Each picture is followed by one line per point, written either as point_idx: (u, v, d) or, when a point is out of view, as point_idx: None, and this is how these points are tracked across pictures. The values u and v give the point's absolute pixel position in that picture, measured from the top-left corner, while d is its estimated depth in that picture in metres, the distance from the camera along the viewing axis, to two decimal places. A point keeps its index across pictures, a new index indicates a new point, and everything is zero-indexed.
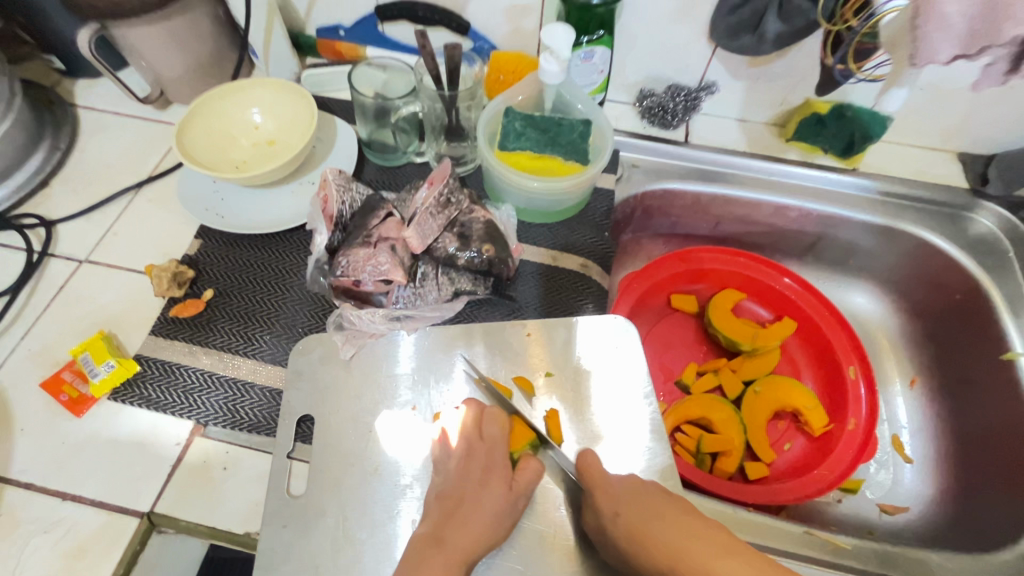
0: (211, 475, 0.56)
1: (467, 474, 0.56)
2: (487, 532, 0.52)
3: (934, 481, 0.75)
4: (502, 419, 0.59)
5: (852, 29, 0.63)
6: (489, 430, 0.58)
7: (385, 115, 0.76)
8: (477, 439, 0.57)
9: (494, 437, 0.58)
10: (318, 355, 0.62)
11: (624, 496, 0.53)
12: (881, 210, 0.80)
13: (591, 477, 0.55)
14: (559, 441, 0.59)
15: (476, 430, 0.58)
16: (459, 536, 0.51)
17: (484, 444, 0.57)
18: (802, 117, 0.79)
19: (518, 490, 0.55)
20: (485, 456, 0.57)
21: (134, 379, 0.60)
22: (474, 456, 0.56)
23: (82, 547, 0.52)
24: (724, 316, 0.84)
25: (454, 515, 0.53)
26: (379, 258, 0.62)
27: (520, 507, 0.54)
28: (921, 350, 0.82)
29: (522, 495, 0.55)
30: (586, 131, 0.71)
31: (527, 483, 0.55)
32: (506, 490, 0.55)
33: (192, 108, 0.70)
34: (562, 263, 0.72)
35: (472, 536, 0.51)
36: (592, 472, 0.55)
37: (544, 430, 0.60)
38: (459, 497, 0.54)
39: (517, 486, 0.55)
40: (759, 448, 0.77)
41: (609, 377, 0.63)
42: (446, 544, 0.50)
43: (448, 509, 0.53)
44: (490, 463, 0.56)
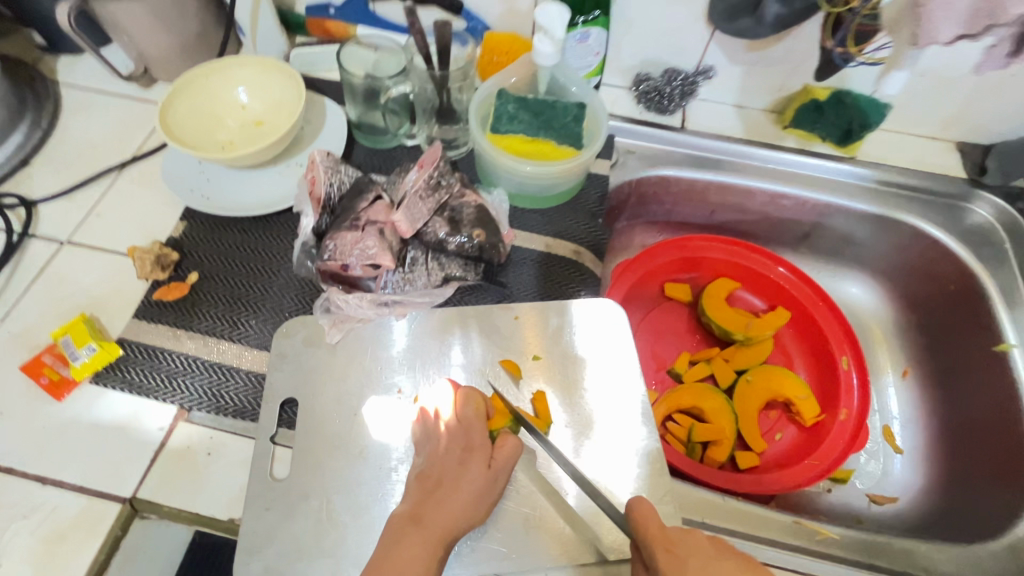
0: (195, 460, 0.55)
1: (445, 453, 0.54)
2: (466, 511, 0.51)
3: (923, 471, 0.75)
4: (478, 399, 0.57)
5: (853, 9, 0.63)
6: (468, 410, 0.56)
7: (374, 96, 0.74)
8: (456, 420, 0.56)
9: (471, 417, 0.56)
10: (303, 337, 0.61)
11: (689, 559, 0.46)
12: (877, 199, 0.79)
13: (648, 531, 0.48)
14: (547, 426, 0.58)
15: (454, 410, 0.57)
16: (439, 514, 0.50)
17: (463, 424, 0.55)
18: (800, 103, 0.78)
19: (495, 468, 0.53)
20: (463, 437, 0.54)
21: (116, 363, 0.59)
22: (453, 436, 0.55)
23: (63, 531, 0.51)
24: (717, 305, 0.83)
25: (433, 495, 0.51)
26: (367, 242, 0.60)
27: (499, 485, 0.53)
28: (913, 341, 0.82)
29: (500, 474, 0.53)
30: (580, 115, 0.69)
31: (505, 462, 0.53)
32: (483, 469, 0.53)
33: (176, 86, 0.68)
34: (555, 249, 0.71)
35: (451, 513, 0.50)
36: (648, 526, 0.48)
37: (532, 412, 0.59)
38: (438, 477, 0.52)
39: (494, 465, 0.53)
40: (750, 438, 0.77)
41: (599, 365, 0.62)
42: (424, 523, 0.49)
43: (426, 490, 0.52)
44: (469, 442, 0.54)
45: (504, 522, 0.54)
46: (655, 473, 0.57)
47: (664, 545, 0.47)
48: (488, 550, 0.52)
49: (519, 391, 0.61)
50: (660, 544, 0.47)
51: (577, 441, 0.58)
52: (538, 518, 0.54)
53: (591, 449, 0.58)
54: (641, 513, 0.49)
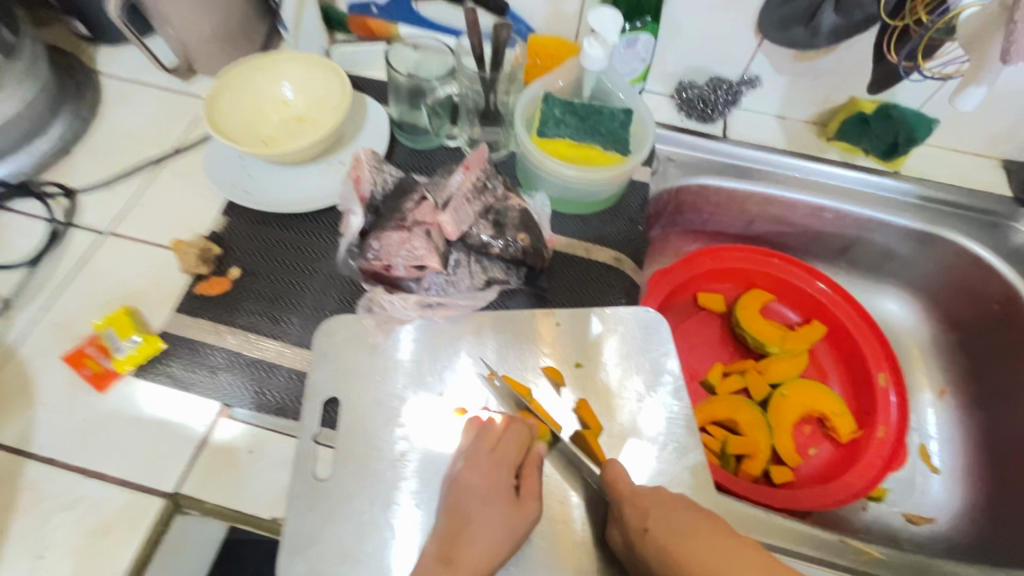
0: (237, 458, 0.54)
1: (475, 490, 0.52)
2: (496, 547, 0.50)
3: (963, 492, 0.74)
4: (521, 435, 0.55)
5: (921, 23, 0.63)
6: (500, 441, 0.55)
7: (420, 96, 0.73)
8: (486, 454, 0.54)
9: (506, 450, 0.54)
10: (345, 336, 0.60)
11: (652, 508, 0.51)
12: (921, 215, 0.78)
13: (617, 487, 0.52)
14: (596, 429, 0.58)
15: (486, 442, 0.55)
16: (471, 552, 0.50)
17: (494, 458, 0.54)
18: (846, 116, 0.77)
19: (524, 503, 0.52)
20: (491, 472, 0.53)
21: (158, 356, 0.58)
22: (483, 471, 0.53)
23: (105, 525, 0.51)
24: (753, 316, 0.82)
25: (463, 534, 0.50)
26: (414, 243, 0.60)
27: (529, 521, 0.52)
28: (952, 360, 0.81)
29: (528, 510, 0.52)
30: (627, 121, 0.68)
31: (533, 496, 0.53)
32: (511, 505, 0.52)
33: (222, 80, 0.68)
34: (595, 255, 0.70)
35: (482, 549, 0.50)
36: (620, 483, 0.52)
37: (578, 421, 0.59)
38: (467, 514, 0.51)
39: (523, 498, 0.53)
40: (785, 453, 0.76)
41: (633, 371, 0.62)
42: (456, 563, 0.49)
43: (455, 528, 0.51)
44: (499, 476, 0.53)
45: (548, 529, 0.54)
46: (700, 486, 0.57)
47: (631, 498, 0.52)
48: (529, 557, 0.52)
49: (561, 398, 0.60)
50: (627, 497, 0.52)
51: (615, 449, 0.58)
52: (578, 524, 0.54)
53: (631, 455, 0.58)
54: (612, 474, 0.53)
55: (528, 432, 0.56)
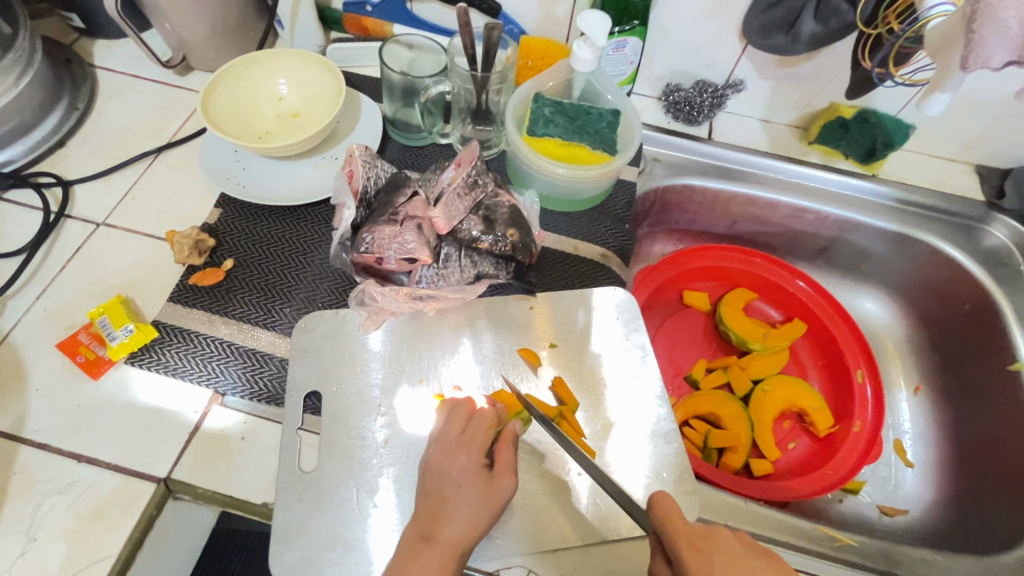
0: (229, 445, 0.56)
1: (448, 470, 0.52)
2: (475, 522, 0.50)
3: (934, 484, 0.77)
4: (489, 418, 0.56)
5: (893, 32, 0.64)
6: (468, 424, 0.56)
7: (413, 94, 0.75)
8: (455, 436, 0.54)
9: (477, 429, 0.55)
10: (320, 333, 0.62)
11: (717, 556, 0.43)
12: (897, 217, 0.80)
13: (671, 525, 0.45)
14: (574, 405, 0.61)
15: (454, 426, 0.55)
16: (450, 527, 0.49)
17: (463, 439, 0.54)
18: (826, 120, 0.80)
19: (498, 476, 0.52)
20: (461, 451, 0.53)
21: (152, 344, 0.59)
22: (453, 452, 0.53)
23: (98, 508, 0.51)
24: (736, 314, 0.85)
25: (441, 512, 0.50)
26: (405, 237, 0.61)
27: (504, 496, 0.51)
28: (927, 357, 0.84)
29: (501, 484, 0.52)
30: (615, 122, 0.70)
31: (506, 470, 0.52)
32: (483, 481, 0.52)
33: (218, 74, 0.69)
34: (583, 252, 0.72)
35: (461, 525, 0.49)
36: (673, 518, 0.45)
37: (555, 399, 0.61)
38: (442, 492, 0.51)
39: (496, 474, 0.52)
40: (764, 446, 0.78)
41: (614, 360, 0.64)
42: (436, 540, 0.49)
43: (433, 506, 0.51)
44: (468, 454, 0.53)
45: (531, 516, 0.55)
46: (682, 474, 0.58)
47: (689, 540, 0.44)
48: (512, 540, 0.53)
49: (537, 376, 0.62)
50: (685, 537, 0.44)
51: (600, 438, 0.60)
52: (558, 510, 0.55)
53: (614, 445, 0.59)
54: (663, 508, 0.46)
55: (495, 416, 0.56)
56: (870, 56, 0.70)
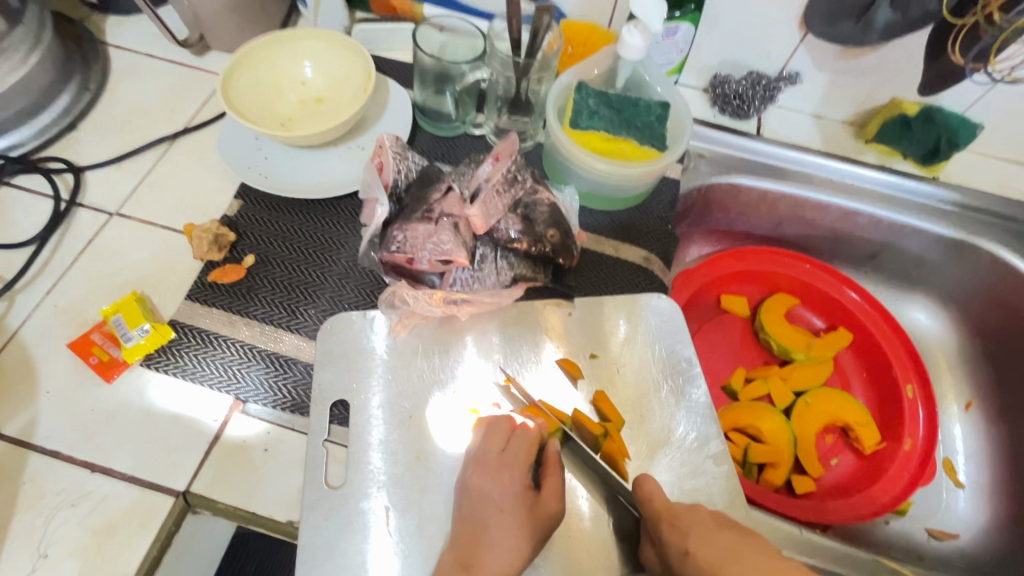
0: (252, 457, 0.52)
1: (489, 495, 0.51)
2: (518, 551, 0.48)
3: (987, 508, 0.73)
4: (533, 436, 0.54)
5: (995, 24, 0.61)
6: (509, 443, 0.54)
7: (446, 80, 0.70)
8: (496, 456, 0.52)
9: (519, 447, 0.53)
10: (348, 336, 0.58)
11: (693, 530, 0.48)
12: (958, 223, 0.75)
13: (651, 505, 0.49)
14: (619, 421, 0.57)
15: (494, 444, 0.53)
16: (491, 556, 0.48)
17: (504, 460, 0.52)
18: (887, 117, 0.74)
19: (541, 500, 0.51)
20: (502, 474, 0.52)
21: (169, 346, 0.55)
22: (493, 474, 0.51)
23: (113, 523, 0.48)
24: (778, 322, 0.81)
25: (481, 540, 0.49)
26: (441, 237, 0.56)
27: (549, 523, 0.50)
28: (981, 372, 0.79)
29: (543, 511, 0.50)
30: (664, 115, 0.65)
31: (550, 494, 0.51)
32: (526, 506, 0.51)
33: (239, 56, 0.64)
34: (624, 254, 0.68)
35: (503, 555, 0.48)
36: (654, 499, 0.50)
37: (595, 413, 0.57)
38: (482, 519, 0.50)
39: (540, 498, 0.51)
40: (808, 463, 0.74)
41: (658, 373, 0.60)
42: (476, 571, 0.47)
43: (472, 534, 0.49)
44: (510, 478, 0.52)
45: (572, 542, 0.51)
46: (732, 497, 0.54)
47: (667, 517, 0.49)
48: (553, 568, 0.50)
49: (577, 389, 0.58)
50: (663, 515, 0.49)
51: (646, 457, 0.56)
52: (597, 535, 0.52)
53: (660, 465, 0.55)
54: (646, 490, 0.50)
55: (539, 433, 0.55)
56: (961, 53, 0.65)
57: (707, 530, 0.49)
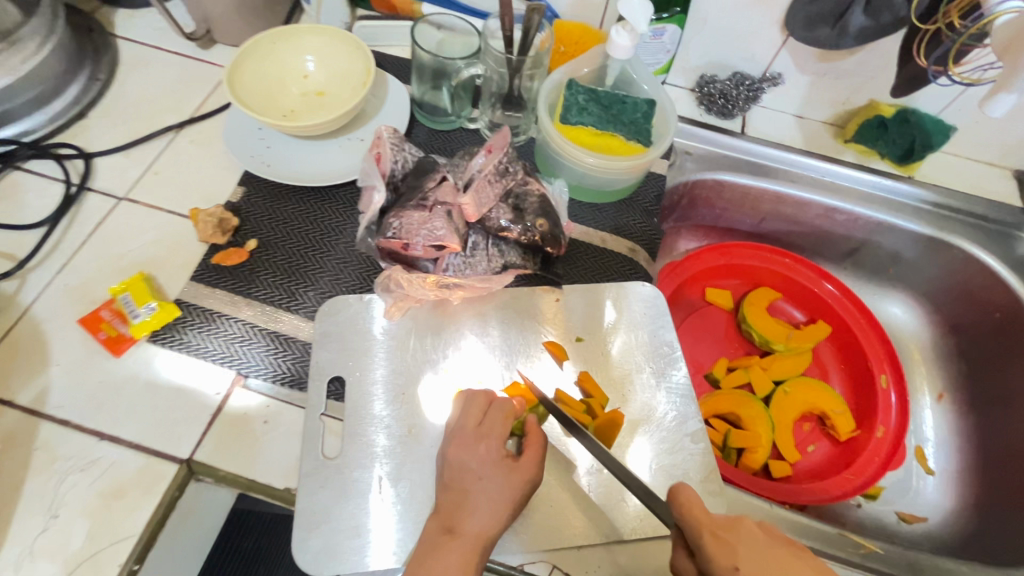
0: (252, 428, 0.55)
1: (467, 464, 0.52)
2: (498, 514, 0.49)
3: (954, 493, 0.76)
4: (509, 408, 0.55)
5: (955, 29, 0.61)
6: (485, 416, 0.55)
7: (443, 75, 0.73)
8: (472, 428, 0.53)
9: (497, 421, 0.54)
10: (346, 316, 0.61)
11: (739, 546, 0.43)
12: (931, 220, 0.78)
13: (693, 516, 0.44)
14: (602, 400, 0.60)
15: (471, 418, 0.54)
16: (473, 518, 0.49)
17: (480, 432, 0.53)
18: (865, 118, 0.78)
19: (520, 466, 0.52)
20: (479, 444, 0.53)
21: (175, 324, 0.58)
22: (470, 446, 0.52)
23: (121, 487, 0.51)
24: (759, 313, 0.84)
25: (463, 505, 0.49)
26: (434, 223, 0.59)
27: (528, 487, 0.51)
28: (953, 365, 0.83)
29: (521, 476, 0.51)
30: (649, 112, 0.68)
31: (528, 460, 0.52)
32: (505, 473, 0.51)
33: (244, 49, 0.67)
34: (610, 245, 0.71)
35: (483, 518, 0.49)
36: (694, 510, 0.45)
37: (580, 393, 0.60)
38: (462, 486, 0.51)
39: (517, 465, 0.52)
40: (784, 448, 0.77)
41: (640, 357, 0.63)
42: (458, 532, 0.48)
43: (454, 500, 0.50)
44: (488, 448, 0.52)
45: (555, 512, 0.54)
46: (706, 474, 0.57)
47: (712, 529, 0.43)
48: (534, 535, 0.53)
49: (563, 370, 0.61)
50: (707, 528, 0.43)
51: (628, 435, 0.59)
52: (577, 507, 0.54)
53: (639, 444, 0.58)
54: (686, 498, 0.45)
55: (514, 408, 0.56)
56: (925, 53, 0.66)
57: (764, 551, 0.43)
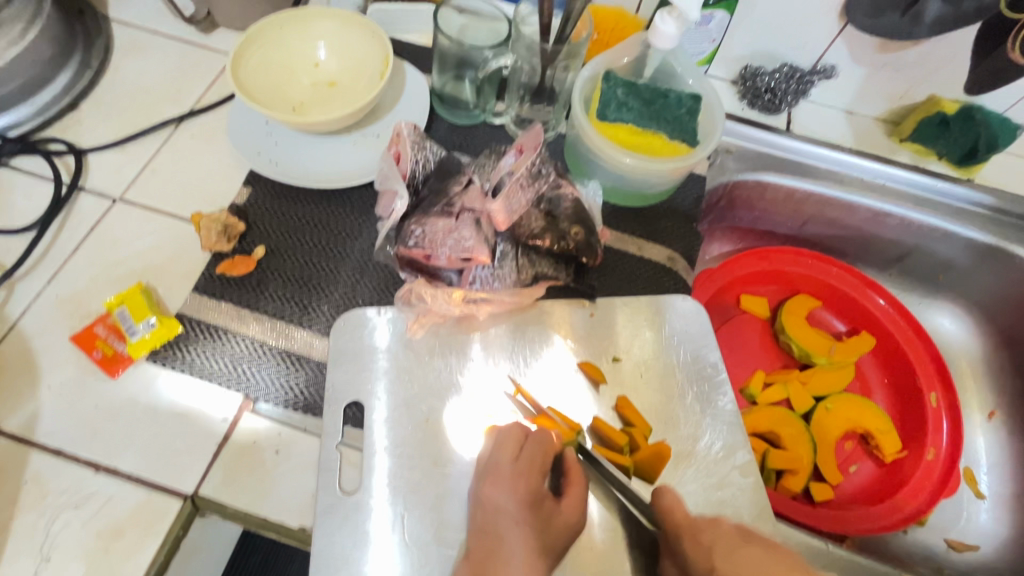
0: (262, 459, 0.50)
1: (504, 506, 0.48)
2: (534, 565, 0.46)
3: (1009, 520, 0.72)
4: (548, 443, 0.52)
5: None
6: (523, 449, 0.51)
7: (468, 65, 0.67)
8: (510, 464, 0.49)
9: (535, 455, 0.51)
10: (364, 333, 0.56)
11: (714, 544, 0.48)
12: (991, 228, 0.73)
13: (674, 518, 0.49)
14: (644, 429, 0.55)
15: (507, 453, 0.50)
16: (507, 569, 0.45)
17: (518, 468, 0.50)
18: (924, 115, 0.71)
19: (559, 509, 0.49)
20: (517, 483, 0.49)
21: (176, 341, 0.53)
22: (507, 485, 0.49)
23: (119, 526, 0.46)
24: (800, 324, 0.78)
25: (498, 552, 0.46)
26: (462, 232, 0.54)
27: (569, 531, 0.48)
28: (1007, 382, 0.78)
29: (561, 520, 0.48)
30: (695, 108, 0.62)
31: (570, 503, 0.49)
32: (543, 515, 0.48)
33: (252, 33, 0.61)
34: (648, 253, 0.65)
35: (517, 569, 0.45)
36: (675, 513, 0.49)
37: (620, 420, 0.55)
38: (497, 531, 0.47)
39: (557, 506, 0.49)
40: (826, 469, 0.72)
41: (683, 379, 0.58)
42: None
43: (487, 546, 0.47)
44: (527, 488, 0.49)
45: (596, 555, 0.50)
46: (757, 512, 0.53)
47: (688, 532, 0.48)
48: None
49: (599, 394, 0.56)
50: (687, 531, 0.48)
51: (671, 468, 0.54)
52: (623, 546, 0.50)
53: (683, 478, 0.54)
54: (667, 502, 0.50)
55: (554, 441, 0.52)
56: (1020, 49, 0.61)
57: (733, 548, 0.48)
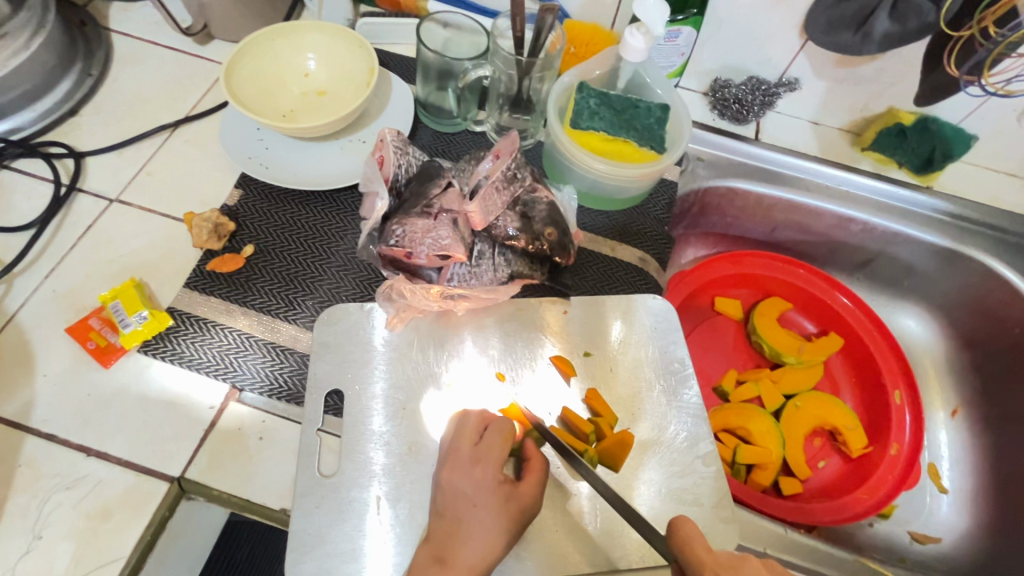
0: (246, 445, 0.53)
1: (463, 491, 0.50)
2: (491, 545, 0.48)
3: (970, 513, 0.75)
4: (508, 428, 0.54)
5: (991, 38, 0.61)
6: (482, 437, 0.53)
7: (449, 76, 0.70)
8: (469, 450, 0.52)
9: (495, 443, 0.53)
10: (346, 327, 0.58)
11: None
12: (949, 232, 0.76)
13: (694, 553, 0.41)
14: (611, 419, 0.57)
15: (467, 440, 0.53)
16: (466, 549, 0.47)
17: (477, 453, 0.52)
18: (884, 126, 0.76)
19: (517, 492, 0.51)
20: (475, 468, 0.51)
21: (167, 333, 0.56)
22: (466, 470, 0.51)
23: (108, 507, 0.49)
24: (770, 325, 0.81)
25: (455, 534, 0.48)
26: (439, 231, 0.56)
27: (526, 514, 0.50)
28: (968, 381, 0.81)
29: (518, 502, 0.50)
30: (663, 117, 0.66)
31: (528, 488, 0.51)
32: (501, 498, 0.50)
33: (243, 46, 0.64)
34: (621, 254, 0.68)
35: (476, 549, 0.48)
36: (695, 546, 0.41)
37: (587, 410, 0.58)
38: (457, 514, 0.49)
39: (516, 489, 0.51)
40: (795, 465, 0.75)
41: (650, 372, 0.61)
42: (451, 564, 0.47)
43: (447, 528, 0.49)
44: (485, 472, 0.51)
45: (560, 537, 0.52)
46: (718, 497, 0.55)
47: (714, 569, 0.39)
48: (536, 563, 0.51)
49: (570, 386, 0.59)
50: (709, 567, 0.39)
51: (636, 455, 0.57)
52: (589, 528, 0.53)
53: (648, 465, 0.56)
54: (685, 534, 0.42)
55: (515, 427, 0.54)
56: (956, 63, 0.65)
57: None
